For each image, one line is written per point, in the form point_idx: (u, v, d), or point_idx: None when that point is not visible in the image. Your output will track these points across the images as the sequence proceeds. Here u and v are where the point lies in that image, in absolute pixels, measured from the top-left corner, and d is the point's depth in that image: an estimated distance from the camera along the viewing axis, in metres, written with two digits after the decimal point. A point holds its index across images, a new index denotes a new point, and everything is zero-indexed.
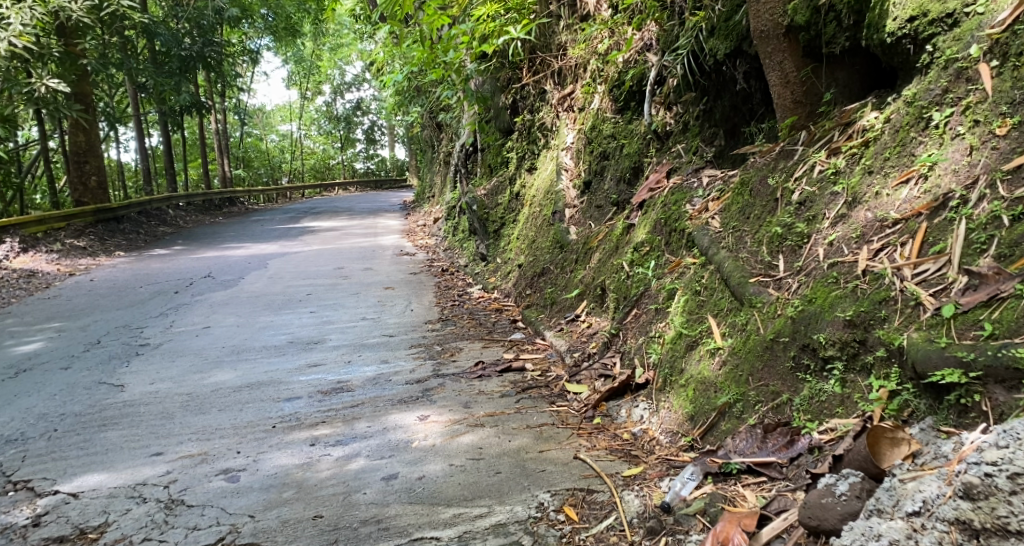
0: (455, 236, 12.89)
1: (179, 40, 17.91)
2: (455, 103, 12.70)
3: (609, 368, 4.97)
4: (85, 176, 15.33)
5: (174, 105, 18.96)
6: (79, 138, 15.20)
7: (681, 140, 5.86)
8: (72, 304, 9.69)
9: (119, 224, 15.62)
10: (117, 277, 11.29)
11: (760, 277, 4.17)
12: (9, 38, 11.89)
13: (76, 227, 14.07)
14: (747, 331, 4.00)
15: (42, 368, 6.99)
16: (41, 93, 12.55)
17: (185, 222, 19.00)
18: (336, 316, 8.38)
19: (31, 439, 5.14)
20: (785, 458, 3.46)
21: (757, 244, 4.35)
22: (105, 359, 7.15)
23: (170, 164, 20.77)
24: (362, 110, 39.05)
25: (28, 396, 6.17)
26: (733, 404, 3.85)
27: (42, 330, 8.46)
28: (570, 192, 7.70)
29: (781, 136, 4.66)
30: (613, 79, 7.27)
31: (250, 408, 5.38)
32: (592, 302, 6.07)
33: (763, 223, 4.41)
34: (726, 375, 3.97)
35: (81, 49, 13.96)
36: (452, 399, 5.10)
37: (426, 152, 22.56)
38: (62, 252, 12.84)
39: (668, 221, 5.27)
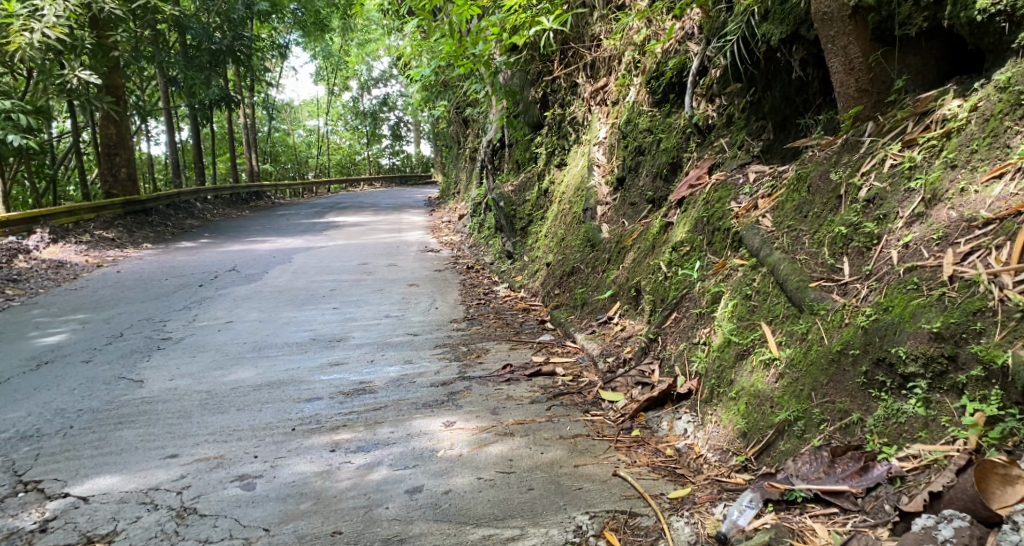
0: (480, 233, 12.62)
1: (210, 34, 17.81)
2: (484, 97, 12.43)
3: (647, 376, 4.67)
4: (116, 169, 15.26)
5: (204, 98, 18.90)
6: (110, 131, 15.12)
7: (724, 134, 5.56)
8: (98, 295, 9.57)
9: (148, 217, 15.57)
10: (144, 270, 11.16)
11: (822, 282, 3.86)
12: (43, 29, 11.67)
13: (105, 219, 14.01)
14: (808, 341, 3.70)
15: (65, 361, 6.83)
16: (73, 85, 12.49)
17: (213, 215, 18.94)
18: (359, 313, 8.15)
19: (46, 437, 4.94)
20: (860, 488, 3.17)
21: (816, 246, 4.04)
22: (127, 353, 6.97)
23: (199, 157, 20.73)
24: (389, 106, 38.86)
25: (47, 390, 6.00)
26: (794, 422, 3.55)
27: (66, 322, 8.32)
28: (603, 189, 7.40)
29: (842, 127, 4.34)
30: (650, 71, 6.96)
31: (270, 408, 5.15)
32: (626, 304, 5.79)
33: (823, 223, 4.09)
34: (784, 389, 3.67)
35: (113, 41, 13.78)
36: (479, 405, 4.83)
37: (452, 148, 22.31)
38: (91, 243, 12.78)
39: (711, 219, 4.97)
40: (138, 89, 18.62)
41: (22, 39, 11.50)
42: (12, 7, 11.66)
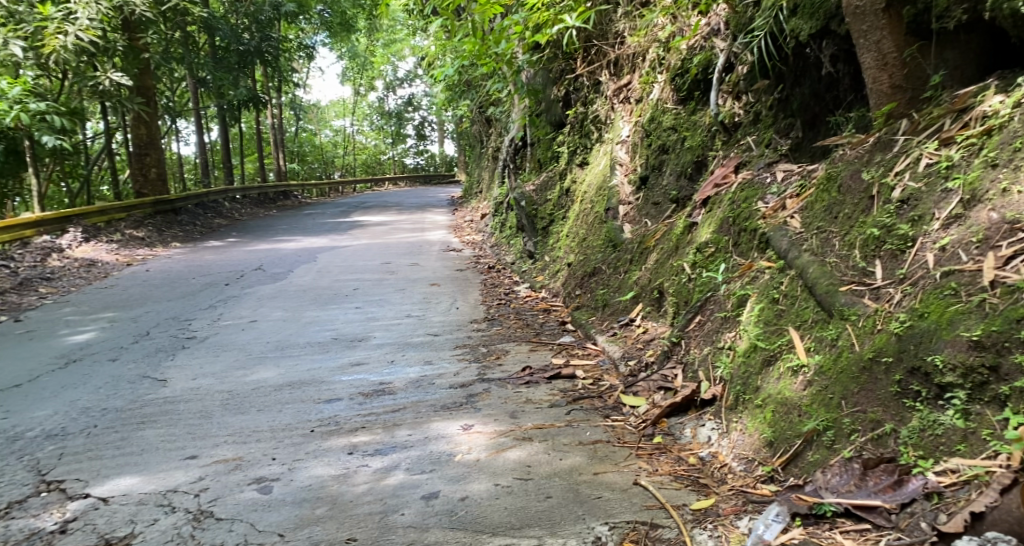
0: (502, 232, 12.54)
1: (238, 35, 17.93)
2: (506, 96, 12.35)
3: (669, 380, 4.55)
4: (146, 169, 15.37)
5: (232, 99, 19.01)
6: (140, 131, 15.25)
7: (751, 131, 5.44)
8: (126, 294, 9.62)
9: (177, 216, 15.67)
10: (172, 268, 11.21)
11: (852, 286, 3.73)
12: (76, 31, 11.88)
13: (136, 218, 14.11)
14: (838, 347, 3.57)
15: (92, 359, 6.84)
16: (105, 87, 12.64)
17: (241, 214, 19.04)
18: (380, 313, 8.10)
19: (70, 436, 4.93)
20: (894, 503, 3.05)
21: (846, 248, 3.90)
22: (152, 352, 6.98)
23: (227, 158, 20.87)
24: (414, 106, 38.89)
25: (73, 388, 6.01)
26: (823, 431, 3.43)
27: (94, 320, 8.36)
28: (625, 188, 7.28)
29: (875, 125, 4.20)
30: (675, 68, 6.85)
31: (289, 409, 5.10)
32: (648, 306, 5.67)
33: (854, 224, 3.95)
34: (812, 397, 3.55)
35: (143, 43, 13.90)
36: (498, 408, 4.74)
37: (474, 148, 22.26)
38: (121, 241, 12.89)
39: (737, 219, 4.84)
40: (167, 90, 18.78)
41: (56, 41, 11.66)
42: (46, 10, 11.83)
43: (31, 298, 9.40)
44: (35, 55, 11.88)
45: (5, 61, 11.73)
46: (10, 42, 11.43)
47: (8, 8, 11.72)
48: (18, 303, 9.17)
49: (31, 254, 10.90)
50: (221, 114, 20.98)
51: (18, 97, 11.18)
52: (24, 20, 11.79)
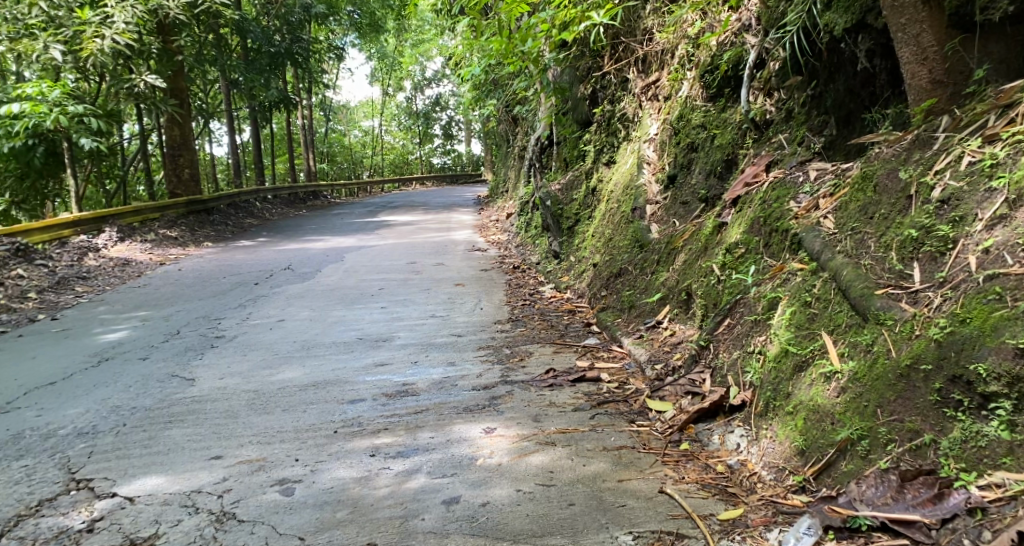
0: (528, 232, 12.46)
1: (269, 37, 18.04)
2: (533, 95, 12.27)
3: (696, 385, 4.44)
4: (180, 170, 15.50)
5: (263, 100, 19.15)
6: (174, 132, 15.40)
7: (784, 129, 5.31)
8: (159, 292, 9.69)
9: (209, 216, 15.80)
10: (203, 268, 11.28)
11: (889, 290, 3.60)
12: (112, 35, 11.99)
13: (169, 218, 14.25)
14: (874, 353, 3.45)
15: (123, 357, 6.88)
16: (141, 89, 12.74)
17: (271, 214, 19.17)
18: (406, 313, 8.06)
19: (100, 434, 4.94)
20: (934, 519, 2.94)
21: (883, 250, 3.77)
22: (182, 350, 7.00)
23: (259, 158, 21.03)
24: (441, 106, 38.93)
25: (104, 386, 6.03)
26: (858, 441, 3.31)
27: (127, 318, 8.42)
28: (652, 187, 7.17)
29: (913, 122, 4.04)
30: (705, 64, 6.73)
31: (313, 409, 5.06)
32: (676, 308, 5.57)
33: (890, 225, 3.82)
34: (846, 406, 3.43)
35: (177, 45, 14.01)
36: (521, 411, 4.67)
37: (501, 147, 22.18)
38: (155, 241, 13.02)
39: (768, 220, 4.73)
40: (201, 91, 18.96)
41: (93, 45, 11.84)
42: (84, 14, 12.03)
43: (68, 296, 9.52)
44: (73, 58, 12.16)
45: (46, 64, 12.08)
46: (48, 46, 11.68)
47: (49, 14, 12.09)
48: (55, 301, 9.28)
49: (69, 253, 11.06)
50: (253, 116, 21.16)
51: (56, 99, 11.57)
52: (64, 25, 12.22)
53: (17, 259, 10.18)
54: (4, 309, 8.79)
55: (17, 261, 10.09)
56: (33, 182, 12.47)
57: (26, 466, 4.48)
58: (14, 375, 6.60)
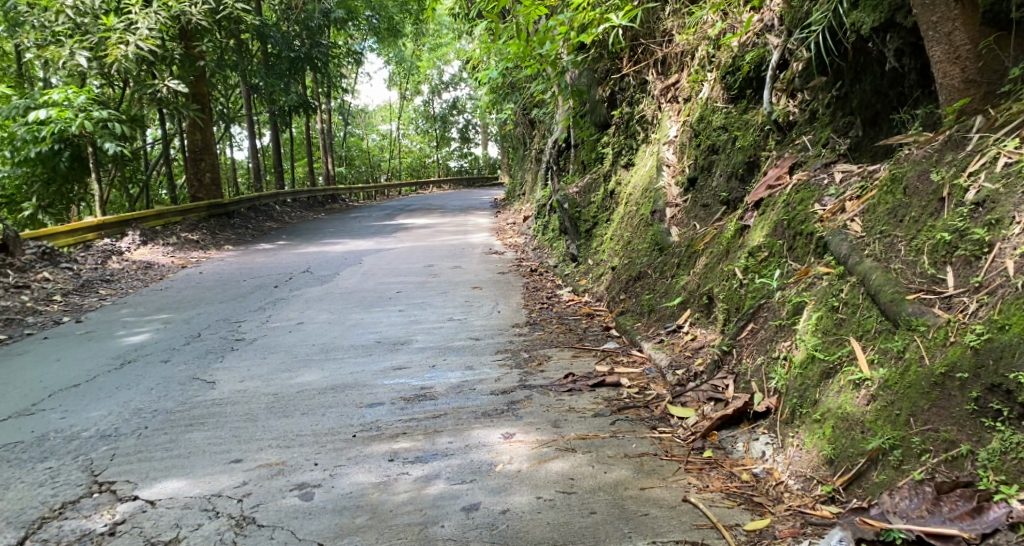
0: (545, 234, 12.41)
1: (289, 42, 18.09)
2: (551, 98, 12.23)
3: (719, 391, 4.36)
4: (201, 174, 15.58)
5: (283, 105, 19.24)
6: (196, 137, 15.48)
7: (807, 131, 5.22)
8: (180, 295, 9.72)
9: (229, 220, 15.88)
10: (224, 270, 11.31)
11: (921, 295, 3.52)
12: (136, 41, 12.04)
13: (190, 221, 14.33)
14: (905, 360, 3.37)
15: (145, 360, 6.89)
16: (163, 94, 12.82)
17: (291, 217, 19.24)
18: (423, 316, 8.03)
19: (122, 437, 4.93)
20: (973, 533, 2.86)
21: (913, 254, 3.69)
22: (202, 353, 7.00)
23: (278, 162, 21.12)
24: (458, 109, 38.97)
25: (126, 389, 6.03)
26: (890, 450, 3.23)
27: (149, 321, 8.45)
28: (672, 190, 7.09)
29: (945, 123, 3.96)
30: (726, 65, 6.66)
31: (332, 413, 5.02)
32: (697, 312, 5.50)
33: (921, 228, 3.74)
34: (876, 414, 3.35)
35: (199, 50, 14.05)
36: (540, 416, 4.61)
37: (518, 150, 22.11)
38: (177, 244, 13.09)
39: (793, 222, 4.65)
40: (221, 96, 19.08)
41: (117, 51, 11.91)
42: (109, 21, 12.11)
43: (91, 299, 9.57)
44: (98, 65, 12.29)
45: (73, 70, 12.38)
46: (75, 52, 11.91)
47: (75, 21, 12.17)
48: (79, 304, 9.34)
49: (92, 256, 11.14)
50: (273, 120, 21.26)
51: (82, 105, 11.69)
52: (90, 32, 12.27)
53: (42, 262, 10.38)
54: (30, 311, 8.86)
55: (41, 264, 10.27)
56: (59, 188, 12.67)
57: (50, 468, 4.47)
58: (39, 377, 6.63)
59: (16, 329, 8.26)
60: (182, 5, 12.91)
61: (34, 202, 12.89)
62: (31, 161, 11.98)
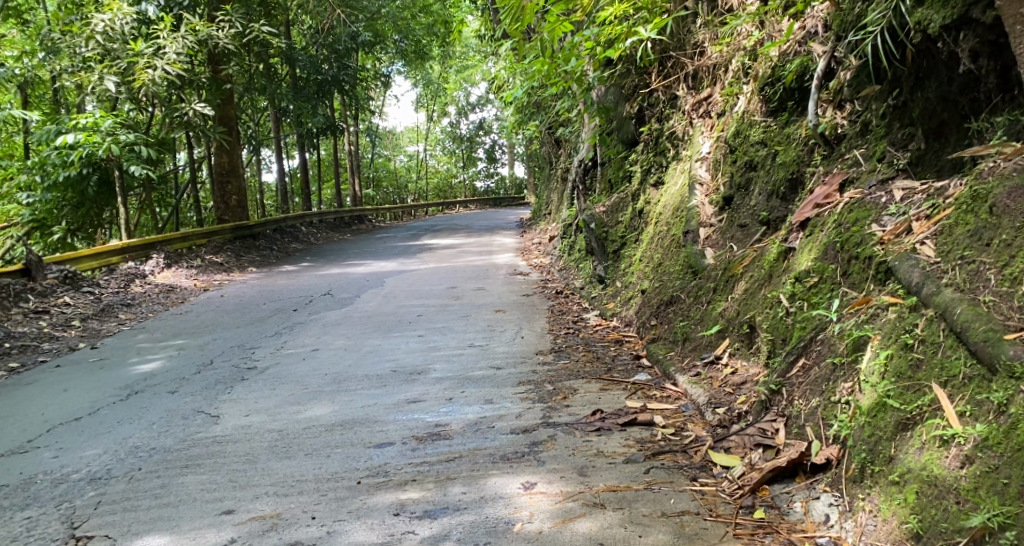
0: (571, 255, 11.96)
1: (316, 64, 17.84)
2: (576, 114, 11.80)
3: (768, 436, 3.89)
4: (227, 196, 15.34)
5: (310, 127, 19.04)
6: (222, 159, 15.30)
7: (859, 144, 4.75)
8: (198, 320, 9.39)
9: (255, 242, 15.64)
10: (245, 294, 10.97)
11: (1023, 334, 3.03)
12: (163, 65, 11.79)
13: (215, 244, 14.07)
14: (1010, 417, 2.89)
15: (153, 391, 6.53)
16: (190, 118, 12.49)
17: (316, 238, 18.98)
18: (442, 342, 7.60)
19: (112, 482, 4.58)
20: None
21: (1007, 285, 3.20)
22: (212, 383, 6.63)
23: (305, 183, 20.90)
24: (485, 130, 38.69)
25: (128, 423, 5.67)
26: (999, 530, 2.77)
27: (164, 347, 8.12)
28: (706, 209, 6.62)
29: None
30: (764, 77, 6.19)
31: (338, 454, 4.62)
32: (737, 342, 5.03)
33: (1015, 253, 3.25)
34: (975, 481, 2.90)
35: (226, 74, 13.85)
36: (565, 461, 4.16)
37: (544, 170, 21.68)
38: (200, 267, 12.82)
39: (847, 245, 4.18)
40: (249, 120, 18.96)
41: (145, 75, 11.68)
42: (138, 45, 11.86)
43: (111, 324, 9.27)
44: (126, 90, 12.06)
45: (103, 95, 12.19)
46: (103, 77, 11.73)
47: (104, 47, 12.00)
48: (97, 329, 9.03)
49: (115, 280, 10.90)
50: (299, 142, 21.08)
51: (109, 128, 11.53)
52: (119, 57, 12.04)
53: (64, 287, 10.13)
54: (46, 337, 8.57)
55: (62, 289, 10.03)
56: (88, 210, 12.55)
57: (29, 518, 4.15)
58: (43, 408, 6.31)
59: (30, 356, 7.96)
60: (208, 29, 12.68)
61: (63, 226, 12.63)
62: (60, 186, 11.90)
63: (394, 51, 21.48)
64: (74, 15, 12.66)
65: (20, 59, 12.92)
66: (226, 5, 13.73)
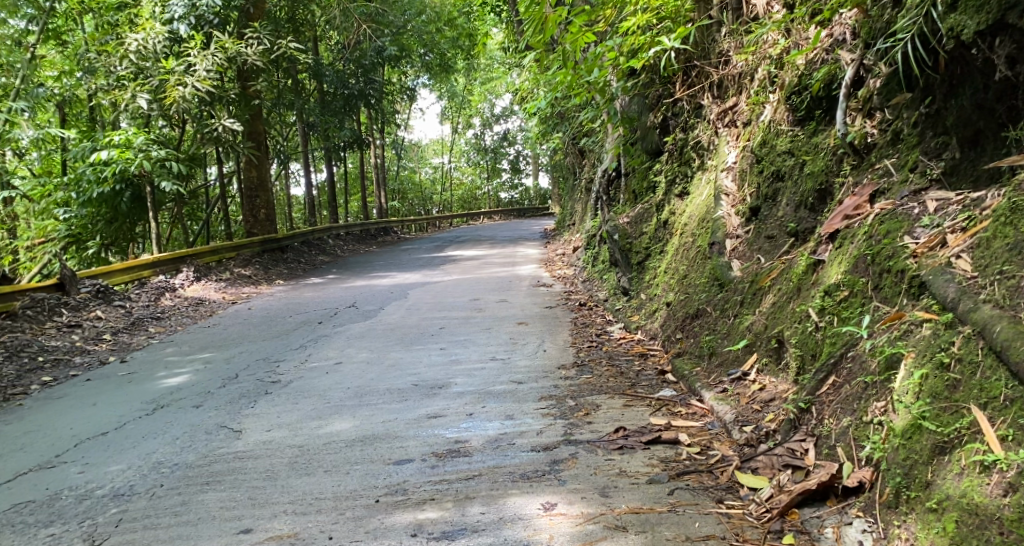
0: (595, 266, 11.86)
1: (343, 79, 17.84)
2: (599, 125, 11.72)
3: (797, 456, 3.77)
4: (256, 210, 15.43)
5: (337, 141, 19.14)
6: (251, 174, 15.40)
7: (890, 153, 4.63)
8: (224, 333, 9.42)
9: (282, 254, 15.73)
10: (271, 307, 10.99)
11: None
12: (194, 82, 11.91)
13: (243, 257, 14.15)
14: None
15: (178, 405, 6.52)
16: (220, 133, 12.61)
17: (343, 251, 19.05)
18: (464, 355, 7.53)
19: (134, 498, 4.56)
20: None
21: None
22: (236, 397, 6.61)
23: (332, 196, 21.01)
24: (509, 141, 38.75)
25: (152, 438, 5.66)
26: None
27: (191, 361, 8.13)
28: (732, 219, 6.51)
29: None
30: (790, 85, 6.06)
31: (357, 471, 4.58)
32: (765, 357, 4.91)
33: None
34: (1019, 511, 2.78)
35: (255, 90, 13.93)
36: (587, 481, 4.07)
37: (568, 180, 21.58)
38: (229, 280, 12.88)
39: (878, 258, 4.06)
40: (278, 134, 19.13)
41: (176, 93, 11.78)
42: (169, 63, 11.99)
43: (140, 337, 9.32)
44: (158, 106, 12.22)
45: (137, 112, 12.36)
46: (136, 95, 11.90)
47: (138, 65, 12.14)
48: (127, 343, 9.08)
49: (146, 294, 10.98)
50: (325, 155, 21.19)
51: (142, 144, 11.54)
52: (151, 75, 12.19)
53: (97, 301, 10.20)
54: (78, 351, 8.62)
55: (95, 302, 10.09)
56: (122, 225, 12.61)
57: (52, 536, 4.16)
58: (70, 423, 6.33)
59: (62, 370, 8.01)
60: (237, 46, 12.78)
61: (98, 240, 12.75)
62: (94, 201, 12.01)
63: (420, 65, 21.51)
64: (111, 34, 12.81)
65: (61, 80, 13.17)
66: (255, 22, 13.89)
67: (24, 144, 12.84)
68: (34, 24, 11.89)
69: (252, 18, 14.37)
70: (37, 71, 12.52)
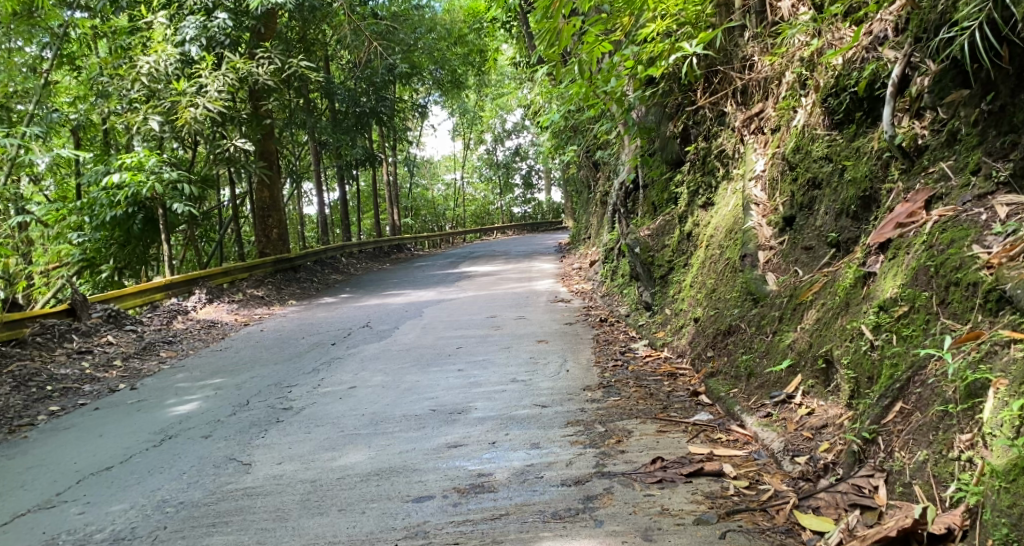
0: (615, 281, 11.49)
1: (355, 97, 17.62)
2: (614, 136, 11.37)
3: (866, 495, 3.49)
4: (269, 230, 15.16)
5: (349, 159, 18.89)
6: (264, 195, 15.16)
7: (946, 156, 4.28)
8: (236, 356, 9.10)
9: (296, 274, 15.45)
10: (284, 328, 10.67)
11: None
12: (205, 103, 11.64)
13: (256, 277, 13.88)
14: None
15: (187, 435, 6.18)
16: (231, 153, 12.35)
17: (358, 269, 18.78)
18: (483, 377, 7.16)
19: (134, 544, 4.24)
20: None
21: None
22: (247, 426, 6.26)
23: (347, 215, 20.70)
24: (521, 156, 38.47)
25: (158, 473, 5.33)
26: None
27: (202, 387, 7.81)
28: (764, 230, 6.12)
29: None
30: (825, 87, 5.68)
31: (374, 509, 4.23)
32: (811, 379, 4.54)
33: None
34: None
35: (266, 109, 13.63)
36: (627, 522, 3.76)
37: (582, 193, 21.17)
38: (242, 301, 12.58)
39: (942, 270, 3.75)
40: (290, 154, 18.93)
41: (188, 114, 11.54)
42: (180, 85, 11.75)
43: (153, 363, 9.03)
44: (171, 128, 11.95)
45: (149, 135, 12.13)
46: (148, 118, 11.68)
47: (150, 88, 11.96)
48: (139, 369, 8.78)
49: (159, 317, 10.71)
50: (338, 174, 20.94)
51: (154, 167, 11.28)
52: (163, 97, 11.98)
53: (109, 326, 9.92)
54: (88, 379, 8.31)
55: (106, 328, 9.80)
56: (135, 248, 12.40)
57: None
58: (75, 457, 6.01)
59: (71, 399, 7.70)
60: (249, 66, 12.54)
61: (112, 264, 12.41)
62: (108, 225, 11.82)
63: (432, 82, 21.30)
64: (123, 58, 12.58)
65: (76, 105, 12.94)
66: (266, 43, 13.68)
67: (40, 170, 12.64)
68: (48, 49, 11.65)
69: (264, 38, 14.11)
70: (52, 96, 12.28)
